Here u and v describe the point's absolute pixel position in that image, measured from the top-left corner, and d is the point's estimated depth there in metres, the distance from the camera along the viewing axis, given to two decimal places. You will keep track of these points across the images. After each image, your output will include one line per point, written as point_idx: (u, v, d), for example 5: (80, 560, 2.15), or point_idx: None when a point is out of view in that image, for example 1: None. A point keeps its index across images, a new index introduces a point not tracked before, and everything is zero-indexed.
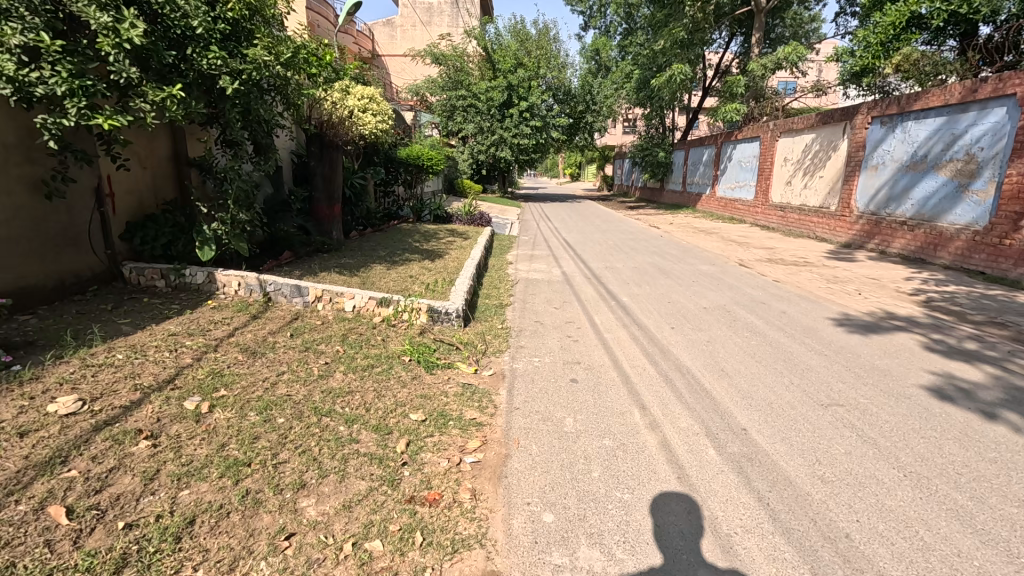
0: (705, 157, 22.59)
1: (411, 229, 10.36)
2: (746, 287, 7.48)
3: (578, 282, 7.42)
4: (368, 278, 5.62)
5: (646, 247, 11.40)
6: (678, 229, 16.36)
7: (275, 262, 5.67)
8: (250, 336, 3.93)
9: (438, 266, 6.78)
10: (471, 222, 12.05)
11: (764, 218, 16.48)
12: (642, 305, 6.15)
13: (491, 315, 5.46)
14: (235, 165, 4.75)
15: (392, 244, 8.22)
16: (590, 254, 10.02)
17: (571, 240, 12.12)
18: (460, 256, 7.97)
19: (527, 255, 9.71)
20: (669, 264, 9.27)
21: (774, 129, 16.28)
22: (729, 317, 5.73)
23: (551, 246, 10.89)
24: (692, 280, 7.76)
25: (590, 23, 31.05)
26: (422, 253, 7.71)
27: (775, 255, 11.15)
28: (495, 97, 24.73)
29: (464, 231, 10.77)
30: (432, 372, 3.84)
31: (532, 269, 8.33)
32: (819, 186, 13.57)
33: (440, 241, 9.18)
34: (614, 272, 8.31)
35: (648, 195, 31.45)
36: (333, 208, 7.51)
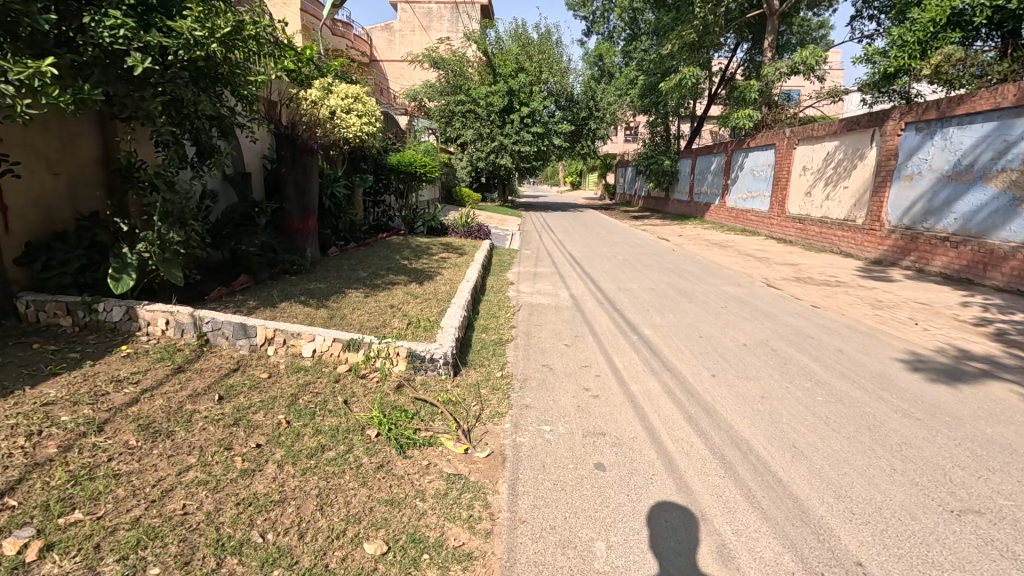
0: (714, 166, 21.70)
1: (401, 243, 9.37)
2: (784, 314, 6.49)
3: (589, 307, 6.40)
4: (339, 310, 4.64)
5: (659, 263, 10.42)
6: (690, 241, 15.40)
7: (226, 290, 4.65)
8: (160, 404, 2.90)
9: (427, 290, 5.82)
10: (468, 234, 11.05)
11: (780, 231, 15.52)
12: (670, 340, 5.13)
13: (489, 357, 4.45)
14: (164, 171, 3.75)
15: (377, 262, 7.23)
16: (600, 272, 9.02)
17: (578, 255, 11.14)
18: (454, 276, 6.97)
19: (531, 273, 8.73)
20: (689, 284, 8.29)
21: (790, 137, 15.38)
22: (777, 358, 4.72)
23: (555, 263, 9.89)
24: (719, 305, 6.76)
25: (593, 28, 30.29)
26: (410, 273, 6.73)
27: (801, 273, 10.16)
28: (495, 103, 23.87)
29: (461, 246, 9.79)
30: (406, 453, 2.85)
31: (536, 290, 7.34)
32: (843, 197, 12.63)
33: (433, 258, 8.21)
34: (630, 294, 7.30)
35: (652, 204, 30.55)
36: (307, 220, 6.53)
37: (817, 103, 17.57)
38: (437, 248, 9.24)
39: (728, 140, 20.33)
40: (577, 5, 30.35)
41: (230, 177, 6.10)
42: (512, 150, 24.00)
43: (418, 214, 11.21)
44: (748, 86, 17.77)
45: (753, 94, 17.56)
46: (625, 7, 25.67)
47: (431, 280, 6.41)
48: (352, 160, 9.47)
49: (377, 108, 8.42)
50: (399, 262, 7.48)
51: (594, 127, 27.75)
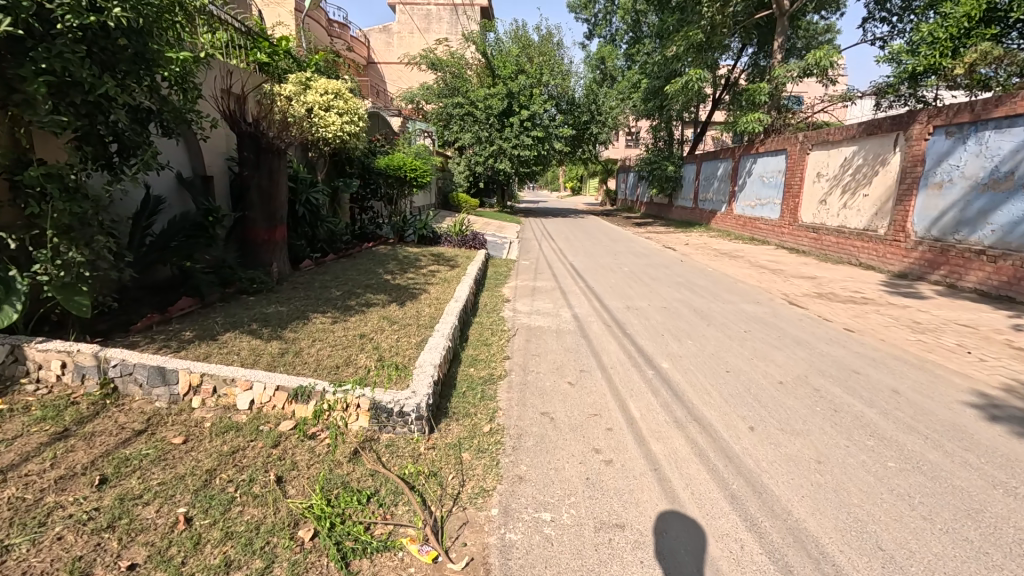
0: (720, 172, 20.98)
1: (388, 254, 8.58)
2: (816, 340, 5.70)
3: (595, 331, 5.61)
4: (296, 342, 3.83)
5: (668, 276, 9.63)
6: (697, 251, 14.63)
7: (160, 318, 3.86)
8: (11, 496, 2.10)
9: (407, 312, 5.02)
10: (463, 243, 10.26)
11: (793, 240, 14.76)
12: (692, 376, 4.35)
13: (477, 402, 3.65)
14: (62, 171, 2.95)
15: (357, 276, 6.44)
16: (605, 286, 8.23)
17: (580, 266, 10.36)
18: (442, 293, 6.18)
19: (529, 288, 7.95)
20: (703, 301, 7.49)
21: (803, 142, 14.64)
22: (823, 401, 3.93)
23: (556, 275, 9.11)
24: (742, 328, 5.97)
25: (595, 31, 29.63)
26: (392, 290, 5.93)
27: (824, 288, 9.36)
28: (494, 105, 23.14)
29: (454, 257, 9.02)
30: (350, 567, 2.05)
31: (534, 309, 6.55)
32: (862, 206, 11.89)
33: (421, 271, 7.43)
34: (640, 313, 6.52)
35: (655, 211, 29.82)
36: (274, 230, 5.72)
37: (829, 107, 16.86)
38: (427, 260, 8.45)
39: (736, 146, 19.60)
40: (579, 7, 29.69)
41: (184, 179, 5.36)
42: (511, 154, 23.25)
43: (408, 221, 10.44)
44: (758, 89, 16.99)
45: (763, 97, 16.83)
46: (628, 9, 25.05)
47: (415, 299, 5.62)
48: (334, 160, 8.75)
49: (359, 108, 7.70)
50: (382, 276, 6.69)
51: (596, 132, 27.03)
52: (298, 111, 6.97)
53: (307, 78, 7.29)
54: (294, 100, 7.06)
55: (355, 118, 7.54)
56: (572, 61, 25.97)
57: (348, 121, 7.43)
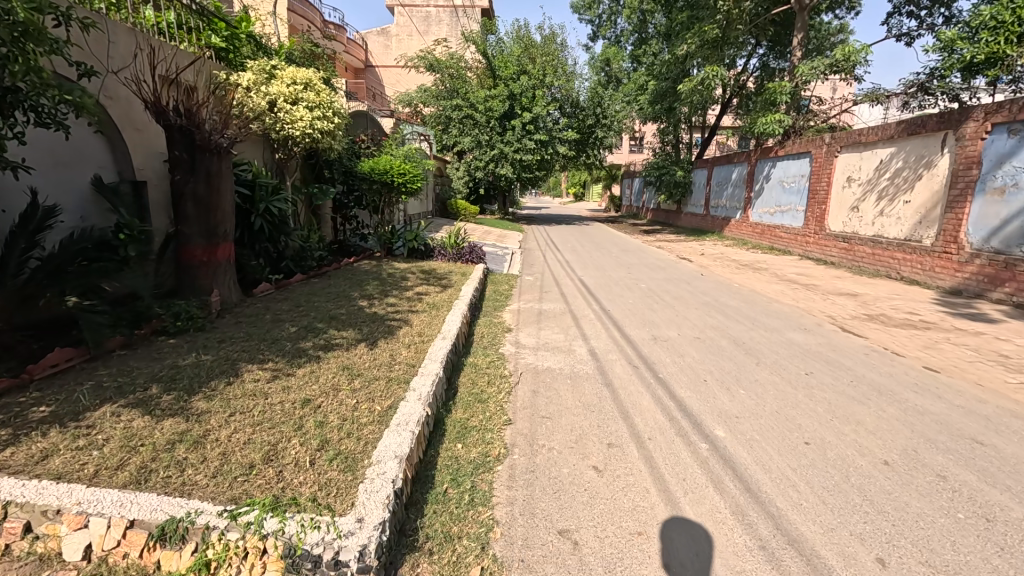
0: (734, 177, 19.85)
1: (372, 271, 7.43)
2: (899, 386, 4.49)
3: (621, 378, 4.43)
4: (203, 418, 2.67)
5: (691, 295, 8.45)
6: (716, 262, 13.46)
7: (14, 383, 2.77)
8: None
9: (377, 359, 3.84)
10: (459, 257, 9.09)
11: (819, 250, 13.60)
12: (762, 454, 3.17)
13: (462, 514, 2.47)
14: None
15: (324, 303, 5.26)
16: (623, 308, 7.07)
17: (591, 283, 9.20)
18: (428, 324, 5.00)
19: (534, 312, 6.76)
20: (741, 328, 6.30)
21: (830, 144, 13.49)
22: (962, 501, 2.73)
23: (564, 295, 7.95)
24: (801, 370, 4.78)
25: (600, 32, 28.54)
26: (366, 321, 4.76)
27: (872, 309, 8.17)
28: (495, 108, 22.01)
29: (448, 274, 7.85)
30: None
31: (542, 343, 5.36)
32: (904, 214, 10.72)
33: (407, 292, 6.27)
34: (672, 347, 5.34)
35: (663, 217, 28.68)
36: (214, 249, 4.54)
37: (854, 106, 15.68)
38: (416, 278, 7.29)
39: (752, 149, 18.46)
40: (583, 7, 28.67)
41: (98, 183, 4.24)
42: (513, 158, 22.11)
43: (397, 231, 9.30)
44: (777, 88, 15.79)
45: (784, 96, 15.62)
46: (635, 8, 24.00)
47: (392, 335, 4.43)
48: (308, 163, 7.72)
49: (335, 102, 6.57)
50: (357, 301, 5.51)
51: (601, 135, 26.16)
52: (258, 104, 5.87)
53: (272, 66, 6.17)
54: (253, 91, 5.95)
55: (329, 113, 6.40)
56: (576, 61, 24.88)
57: (320, 117, 6.29)
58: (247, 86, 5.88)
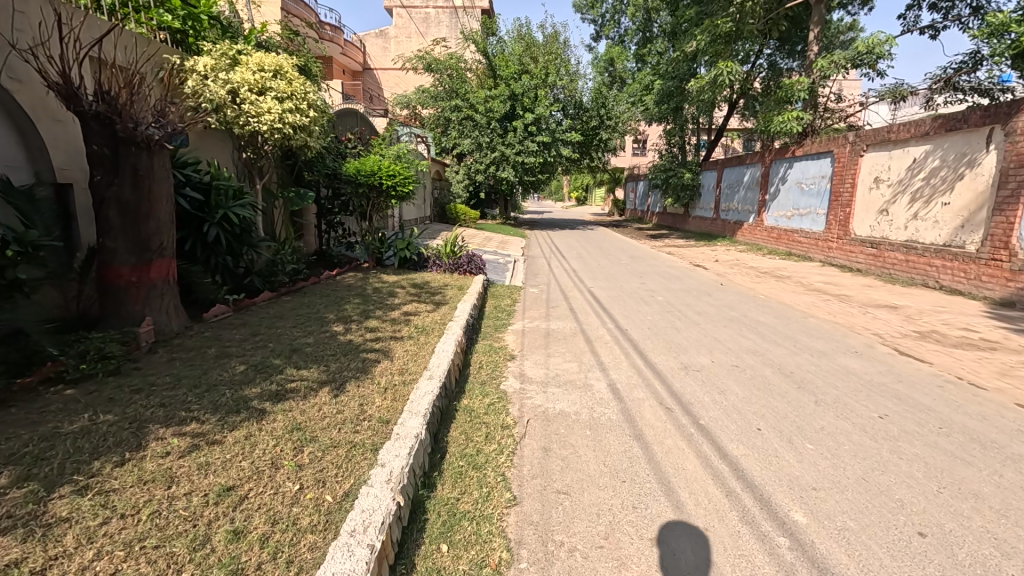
0: (746, 179, 18.98)
1: (356, 286, 6.55)
2: (1002, 433, 3.58)
3: (653, 428, 3.53)
4: (56, 535, 1.78)
5: (716, 310, 7.53)
6: (734, 270, 12.57)
7: None
8: None
9: (341, 413, 2.95)
10: (456, 268, 8.19)
11: (844, 256, 12.70)
12: (869, 559, 2.26)
13: None
14: None
15: (290, 328, 4.38)
16: (642, 328, 6.18)
17: (603, 295, 8.31)
18: (413, 356, 4.11)
19: (541, 334, 5.87)
20: (782, 352, 5.38)
21: (854, 143, 12.60)
22: None
23: (574, 311, 7.07)
24: (874, 413, 3.85)
25: (603, 32, 27.71)
26: (336, 354, 3.87)
27: (920, 324, 7.24)
28: (495, 108, 21.11)
29: (442, 288, 6.97)
30: None
31: (551, 376, 4.45)
32: (941, 217, 9.83)
33: (392, 311, 5.39)
34: (708, 381, 4.44)
35: (669, 221, 27.81)
36: (148, 266, 3.66)
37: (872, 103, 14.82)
38: (405, 293, 6.41)
39: (765, 150, 17.60)
40: (585, 6, 27.94)
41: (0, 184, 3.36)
42: (515, 161, 21.19)
43: (388, 239, 8.44)
44: (794, 84, 14.90)
45: (802, 92, 14.70)
46: (640, 5, 23.19)
47: (366, 374, 3.54)
48: (286, 166, 6.93)
49: (310, 92, 5.71)
50: (330, 326, 4.63)
51: (605, 137, 25.33)
52: (217, 93, 4.99)
53: (237, 51, 5.35)
54: (211, 78, 5.06)
55: (304, 104, 5.54)
56: (579, 61, 24.05)
57: (293, 109, 5.42)
58: (204, 71, 5.00)
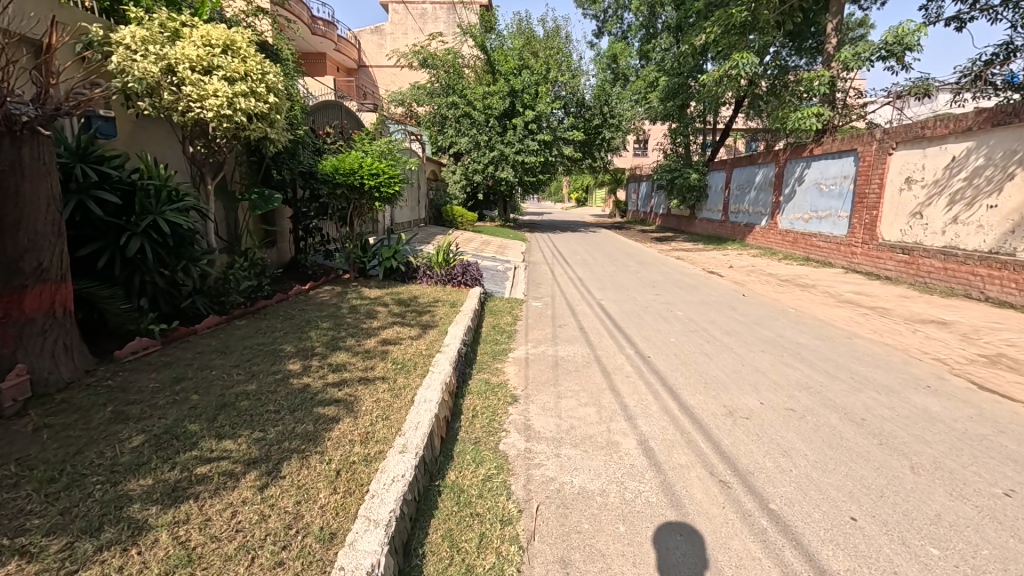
0: (757, 180, 18.06)
1: (330, 304, 5.57)
2: None
3: (711, 520, 2.56)
4: None
5: (746, 328, 6.56)
6: (752, 278, 11.62)
7: None
8: None
9: (263, 525, 1.98)
10: (449, 279, 7.23)
11: (871, 262, 11.76)
12: None
13: None
14: None
15: (229, 369, 3.41)
16: (667, 356, 5.21)
17: (615, 310, 7.35)
18: (386, 407, 3.15)
19: (548, 363, 4.88)
20: (844, 389, 4.40)
21: (882, 140, 11.68)
22: None
23: (584, 331, 6.09)
24: (999, 490, 2.88)
25: (606, 27, 26.72)
26: (280, 410, 2.90)
27: (984, 346, 6.27)
28: (494, 105, 20.07)
29: (433, 305, 6.01)
30: None
31: (564, 430, 3.48)
32: (987, 220, 8.92)
33: (366, 339, 4.41)
34: (765, 437, 3.47)
35: (674, 223, 26.88)
36: (15, 297, 2.68)
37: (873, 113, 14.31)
38: (387, 312, 5.44)
39: (779, 149, 16.67)
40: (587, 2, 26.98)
41: None
42: (514, 160, 20.19)
43: (373, 245, 7.48)
44: (813, 78, 13.97)
45: (823, 87, 13.77)
46: None
47: (315, 447, 2.56)
48: (251, 164, 6.16)
49: (270, 73, 4.74)
50: (282, 363, 3.64)
51: (608, 136, 24.38)
52: (149, 70, 4.02)
53: (176, 20, 4.37)
54: (140, 50, 4.07)
55: (261, 87, 4.57)
56: (582, 57, 23.11)
57: (247, 92, 4.46)
58: (133, 43, 4.03)
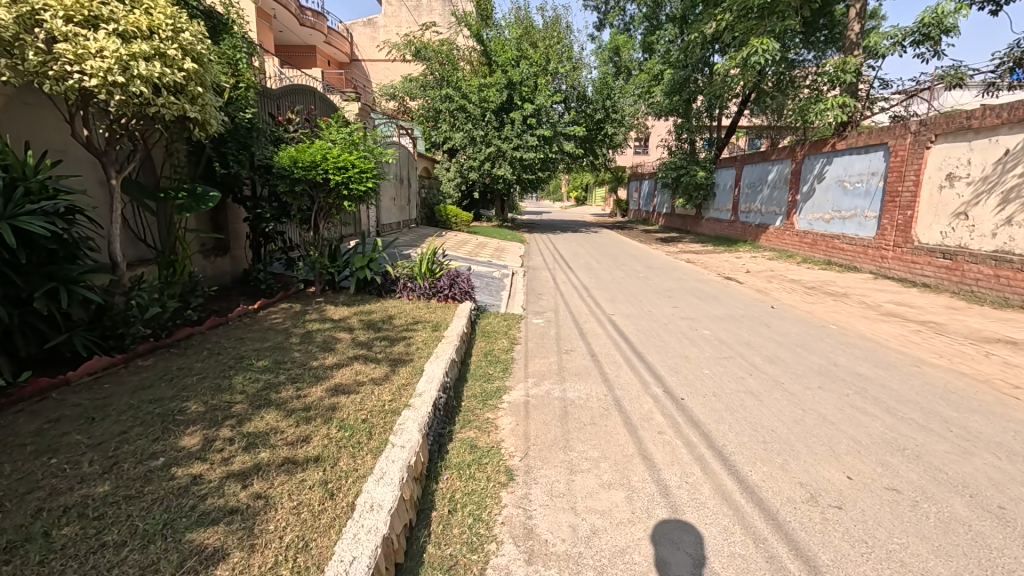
0: (770, 177, 16.98)
1: (279, 330, 4.44)
2: None
3: None
4: None
5: (790, 354, 5.43)
6: (775, 285, 10.51)
7: None
8: None
9: None
10: (434, 293, 6.10)
11: (906, 268, 10.68)
12: None
13: None
14: None
15: (82, 454, 2.29)
16: (707, 399, 4.08)
17: (628, 330, 6.24)
18: (312, 523, 2.03)
19: (555, 411, 3.74)
20: (951, 454, 3.28)
21: (918, 132, 10.57)
22: None
23: (596, 360, 4.96)
24: None
25: (607, 19, 25.56)
26: (125, 544, 1.78)
27: None
28: (490, 98, 18.90)
29: (410, 328, 4.88)
30: None
31: (582, 539, 2.36)
32: None
33: (310, 387, 3.28)
34: (881, 549, 2.34)
35: (678, 223, 25.83)
36: None
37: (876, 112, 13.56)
38: (350, 341, 4.31)
39: (796, 144, 15.55)
40: None
41: None
42: (513, 157, 19.05)
43: (346, 253, 6.35)
44: (842, 64, 13.01)
45: (850, 75, 12.81)
46: None
47: None
48: (189, 155, 5.08)
49: (187, 31, 3.60)
50: (171, 437, 2.51)
51: (611, 132, 23.15)
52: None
53: None
54: None
55: (172, 48, 3.43)
56: (583, 49, 21.97)
57: (150, 54, 3.32)
58: None
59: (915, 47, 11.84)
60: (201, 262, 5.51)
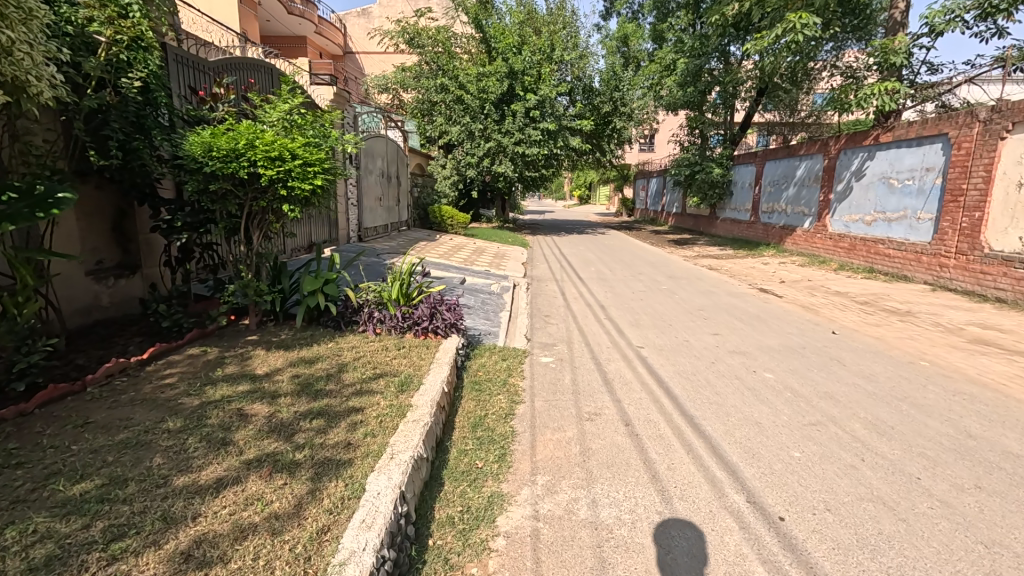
0: (798, 174, 15.40)
1: (159, 401, 2.93)
2: None
3: None
4: None
5: (899, 416, 3.91)
6: (820, 299, 8.99)
7: None
8: None
9: None
10: (409, 326, 4.60)
11: (973, 279, 9.16)
12: None
13: None
14: None
15: None
16: (826, 523, 2.56)
17: (667, 373, 4.72)
18: None
19: (585, 563, 2.23)
20: None
21: (990, 119, 9.02)
22: None
23: (636, 434, 3.45)
24: None
25: (614, 7, 24.00)
26: None
27: None
28: (490, 88, 17.33)
29: (365, 390, 3.37)
30: None
31: None
32: None
33: (146, 550, 1.80)
34: None
35: (690, 223, 24.29)
36: None
37: (906, 112, 12.07)
38: (264, 423, 2.79)
39: (829, 137, 13.97)
40: None
41: None
42: (514, 152, 17.54)
43: (296, 269, 4.86)
44: (890, 44, 11.35)
45: (899, 56, 11.15)
46: None
47: None
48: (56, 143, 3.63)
49: None
50: None
51: (618, 127, 21.92)
52: None
53: None
54: None
55: None
56: (590, 37, 20.43)
57: None
58: None
59: (981, 21, 10.25)
60: (88, 287, 4.11)
